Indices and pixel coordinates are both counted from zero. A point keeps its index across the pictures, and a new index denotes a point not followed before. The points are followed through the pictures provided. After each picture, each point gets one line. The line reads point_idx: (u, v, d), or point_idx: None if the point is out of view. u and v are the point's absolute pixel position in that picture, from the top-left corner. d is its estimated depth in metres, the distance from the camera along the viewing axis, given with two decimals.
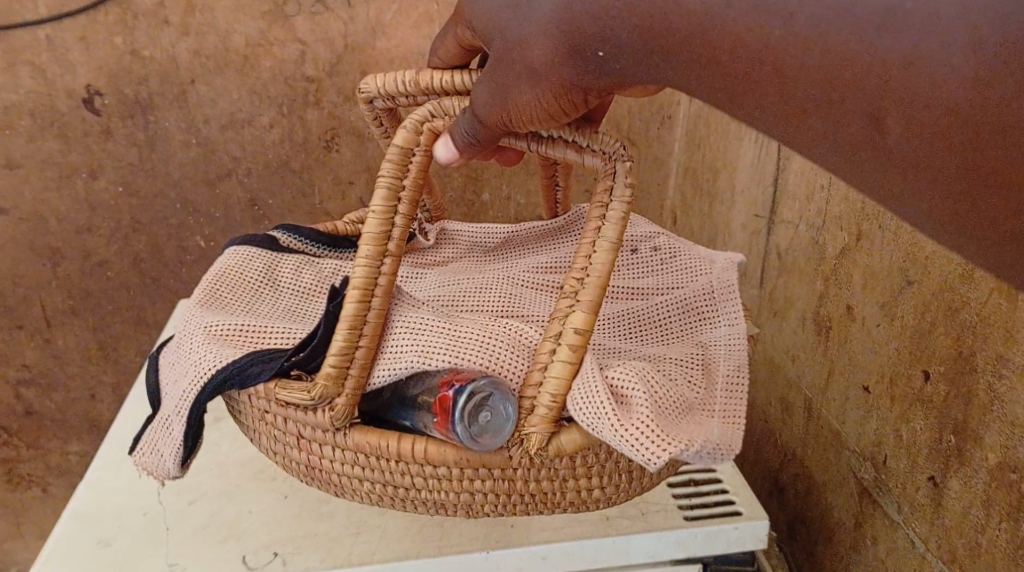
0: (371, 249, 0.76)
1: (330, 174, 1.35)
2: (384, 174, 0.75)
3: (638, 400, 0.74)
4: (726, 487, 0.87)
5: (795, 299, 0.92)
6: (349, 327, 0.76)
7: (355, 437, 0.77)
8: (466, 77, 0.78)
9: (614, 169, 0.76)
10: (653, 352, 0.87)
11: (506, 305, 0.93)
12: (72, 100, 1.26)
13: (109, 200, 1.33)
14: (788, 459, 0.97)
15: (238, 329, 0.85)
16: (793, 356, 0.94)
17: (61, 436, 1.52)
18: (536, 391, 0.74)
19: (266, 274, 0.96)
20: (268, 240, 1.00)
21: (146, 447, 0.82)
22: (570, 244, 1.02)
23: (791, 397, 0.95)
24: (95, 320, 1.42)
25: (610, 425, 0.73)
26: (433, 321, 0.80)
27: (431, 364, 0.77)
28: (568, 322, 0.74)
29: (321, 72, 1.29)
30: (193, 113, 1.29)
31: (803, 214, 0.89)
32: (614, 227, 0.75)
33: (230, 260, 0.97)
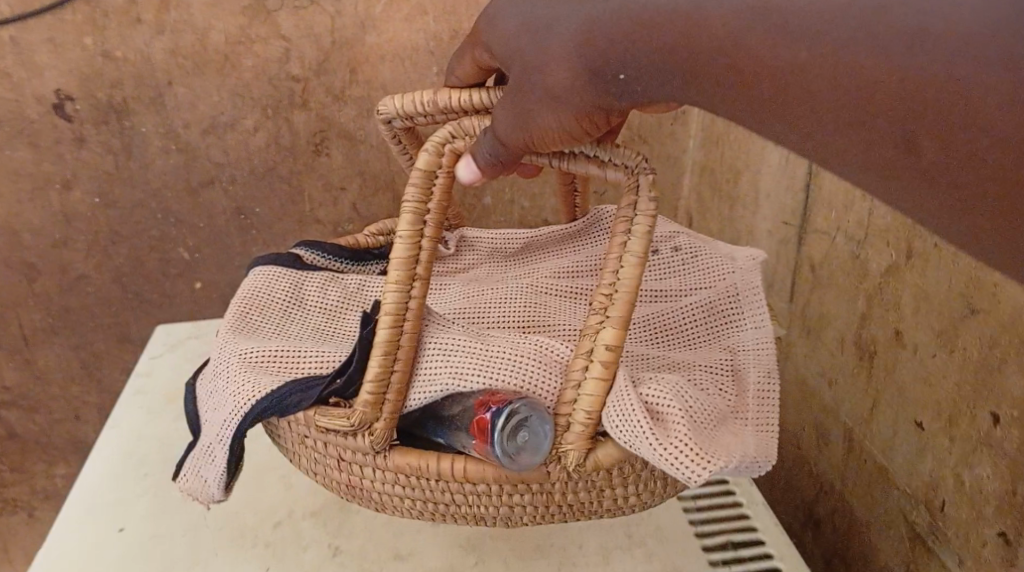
0: (400, 274, 0.68)
1: (321, 179, 1.25)
2: (408, 199, 0.67)
3: (676, 414, 0.66)
4: (756, 524, 0.81)
5: (833, 318, 0.83)
6: (383, 353, 0.69)
7: (399, 459, 0.69)
8: (486, 95, 0.70)
9: (638, 181, 0.67)
10: (688, 357, 0.78)
11: (530, 312, 0.84)
12: (40, 106, 1.15)
13: (86, 212, 1.22)
14: (825, 491, 0.89)
15: (274, 354, 0.77)
16: (830, 380, 0.85)
17: (44, 461, 1.41)
18: (572, 409, 0.67)
19: (294, 293, 0.86)
20: (291, 259, 0.90)
21: (190, 473, 0.76)
22: (596, 247, 0.92)
23: (829, 425, 0.86)
24: (77, 338, 1.30)
25: (648, 441, 0.65)
26: (461, 340, 0.72)
27: (465, 386, 0.69)
28: (599, 340, 0.67)
29: (307, 70, 1.19)
30: (172, 118, 1.18)
31: (843, 225, 0.79)
32: (642, 236, 0.66)
33: (250, 284, 0.87)
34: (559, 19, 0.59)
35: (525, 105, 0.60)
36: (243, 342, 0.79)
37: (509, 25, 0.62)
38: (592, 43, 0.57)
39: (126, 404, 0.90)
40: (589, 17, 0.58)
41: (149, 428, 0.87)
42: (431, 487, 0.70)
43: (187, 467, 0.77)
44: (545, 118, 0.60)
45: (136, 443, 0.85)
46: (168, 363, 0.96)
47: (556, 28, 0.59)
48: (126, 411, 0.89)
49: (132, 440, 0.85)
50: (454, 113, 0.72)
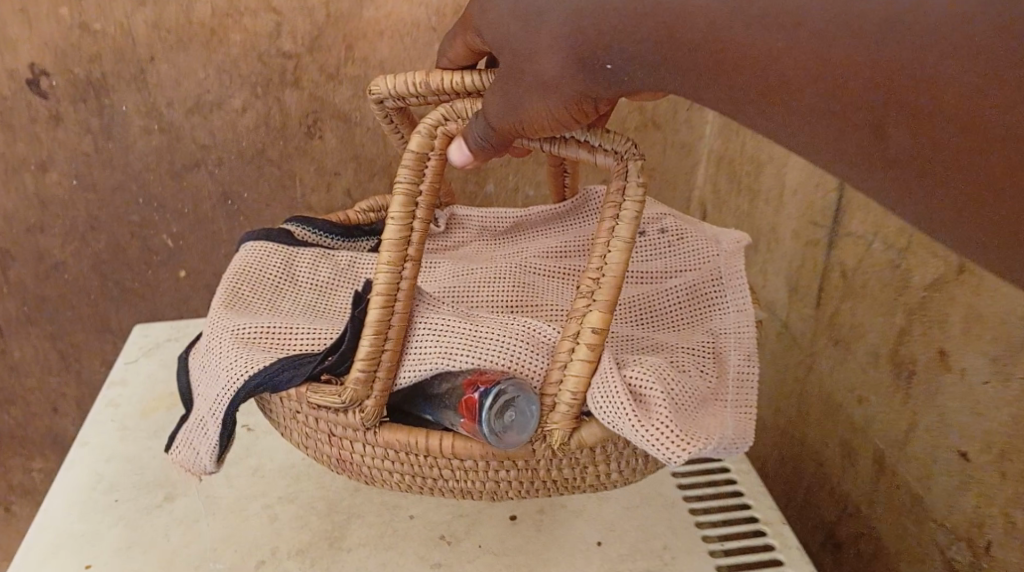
0: (392, 255, 0.63)
1: (313, 163, 1.16)
2: (400, 179, 0.62)
3: (658, 395, 0.62)
4: (772, 540, 0.73)
5: (865, 331, 0.77)
6: (375, 332, 0.63)
7: (386, 436, 0.63)
8: (479, 78, 0.66)
9: (626, 168, 0.63)
10: (671, 336, 0.72)
11: (516, 290, 0.77)
12: (13, 82, 1.06)
13: (64, 195, 1.13)
14: (847, 513, 0.82)
15: (266, 331, 0.70)
16: (859, 397, 0.79)
17: (21, 453, 1.35)
18: (558, 388, 0.61)
19: (285, 269, 0.78)
20: (284, 234, 0.81)
21: (183, 444, 0.69)
22: (588, 224, 0.85)
23: (856, 443, 0.80)
24: (53, 328, 1.23)
25: (628, 423, 0.60)
26: (448, 319, 0.66)
27: (451, 365, 0.63)
28: (585, 323, 0.61)
29: (300, 46, 1.09)
30: (155, 96, 1.09)
31: (882, 232, 0.73)
32: (631, 219, 0.62)
33: (238, 263, 0.78)
34: (546, 7, 0.58)
35: (513, 90, 0.60)
36: (232, 319, 0.71)
37: (498, 13, 0.61)
38: (582, 33, 0.57)
39: (97, 420, 0.83)
40: (580, 4, 0.57)
41: (120, 446, 0.80)
42: (417, 463, 0.64)
43: (179, 438, 0.70)
44: (532, 106, 0.59)
45: (107, 464, 0.78)
46: (142, 373, 0.89)
47: (545, 15, 0.58)
48: (96, 428, 0.82)
49: (103, 460, 0.78)
50: (446, 96, 0.67)
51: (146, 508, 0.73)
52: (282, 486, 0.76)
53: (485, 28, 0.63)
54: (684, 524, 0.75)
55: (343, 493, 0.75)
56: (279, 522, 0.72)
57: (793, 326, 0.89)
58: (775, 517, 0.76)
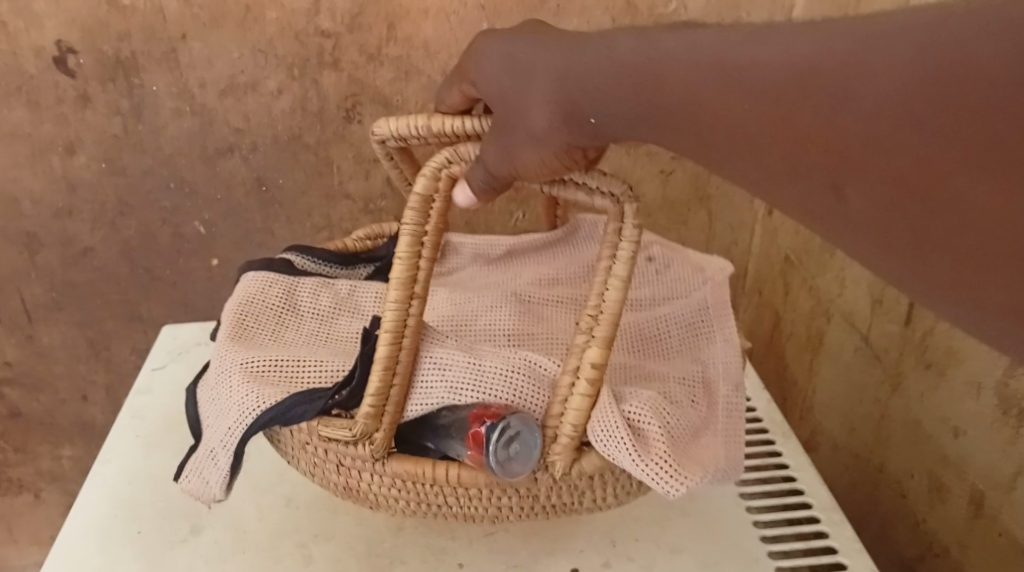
0: (399, 293, 0.60)
1: (352, 151, 1.05)
2: (406, 221, 0.60)
3: (658, 429, 0.62)
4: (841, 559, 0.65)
5: (969, 356, 0.69)
6: (384, 367, 0.61)
7: (393, 467, 0.62)
8: (480, 122, 0.63)
9: (622, 209, 0.60)
10: (671, 368, 0.70)
11: (521, 319, 0.72)
12: (39, 60, 0.95)
13: (91, 178, 1.02)
14: (934, 554, 0.74)
15: (275, 363, 0.66)
16: (957, 429, 0.71)
17: (51, 439, 1.18)
18: (559, 421, 0.61)
19: (288, 298, 0.74)
20: (283, 263, 0.76)
21: (191, 473, 0.65)
22: (587, 250, 0.81)
23: (947, 480, 0.72)
24: (83, 315, 1.10)
25: (627, 456, 0.60)
26: (446, 352, 0.64)
27: (454, 399, 0.62)
28: (585, 358, 0.60)
29: (340, 25, 0.98)
30: (186, 77, 0.98)
31: None
32: (625, 262, 0.60)
33: (236, 295, 0.73)
34: (537, 66, 0.58)
35: (508, 137, 0.58)
36: (237, 355, 0.66)
37: (491, 69, 0.61)
38: (573, 86, 0.56)
39: (119, 433, 0.78)
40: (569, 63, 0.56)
41: (145, 466, 0.74)
42: (422, 491, 0.63)
43: (189, 466, 0.66)
44: (527, 153, 0.58)
45: (130, 486, 0.72)
46: (171, 384, 0.83)
47: (537, 73, 0.58)
48: (119, 445, 0.76)
49: (124, 481, 0.72)
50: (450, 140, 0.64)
51: (169, 542, 0.67)
52: (317, 522, 0.70)
53: (480, 80, 0.62)
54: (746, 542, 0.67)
55: (386, 534, 0.69)
56: (315, 565, 0.66)
57: (877, 341, 0.80)
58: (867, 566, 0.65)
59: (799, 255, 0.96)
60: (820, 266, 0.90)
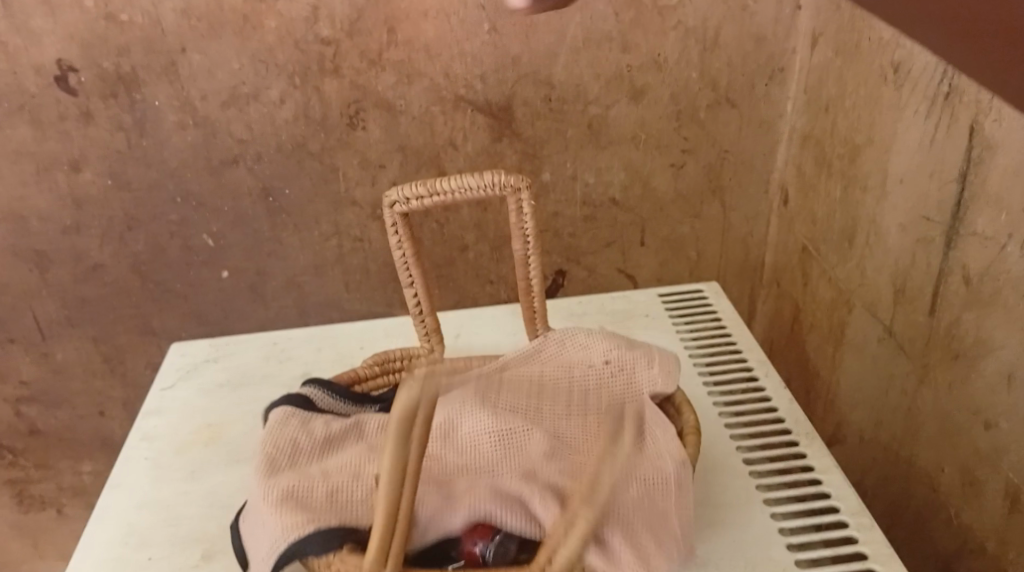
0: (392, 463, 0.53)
1: (356, 157, 1.01)
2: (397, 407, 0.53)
3: (674, 505, 0.61)
4: (864, 551, 0.62)
5: (995, 347, 0.67)
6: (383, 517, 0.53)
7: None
8: (490, 177, 0.70)
9: None
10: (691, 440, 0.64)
11: (581, 395, 0.68)
12: (39, 78, 0.94)
13: (98, 195, 1.01)
14: (969, 550, 0.72)
15: (301, 491, 0.59)
16: (990, 423, 0.68)
17: (72, 454, 1.17)
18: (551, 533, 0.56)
19: (323, 450, 0.64)
20: (299, 399, 0.68)
21: None
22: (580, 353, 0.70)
23: (980, 473, 0.70)
24: (98, 332, 1.09)
25: (616, 543, 0.57)
26: (430, 492, 0.61)
27: (447, 527, 0.60)
28: None
29: (339, 31, 0.94)
30: (187, 89, 0.96)
31: (1018, 233, 0.63)
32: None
33: (266, 435, 0.65)
34: None
35: None
36: (273, 478, 0.61)
37: None
38: None
39: (129, 456, 0.76)
40: None
41: (156, 490, 0.73)
42: None
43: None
44: None
45: (141, 512, 0.71)
46: (180, 402, 0.82)
47: None
48: (129, 469, 0.75)
49: (135, 507, 0.71)
50: (452, 199, 0.71)
51: (181, 569, 0.66)
52: None
53: None
54: (767, 539, 0.63)
55: None
56: None
57: (901, 332, 0.78)
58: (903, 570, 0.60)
59: (814, 245, 0.95)
60: (840, 254, 0.89)
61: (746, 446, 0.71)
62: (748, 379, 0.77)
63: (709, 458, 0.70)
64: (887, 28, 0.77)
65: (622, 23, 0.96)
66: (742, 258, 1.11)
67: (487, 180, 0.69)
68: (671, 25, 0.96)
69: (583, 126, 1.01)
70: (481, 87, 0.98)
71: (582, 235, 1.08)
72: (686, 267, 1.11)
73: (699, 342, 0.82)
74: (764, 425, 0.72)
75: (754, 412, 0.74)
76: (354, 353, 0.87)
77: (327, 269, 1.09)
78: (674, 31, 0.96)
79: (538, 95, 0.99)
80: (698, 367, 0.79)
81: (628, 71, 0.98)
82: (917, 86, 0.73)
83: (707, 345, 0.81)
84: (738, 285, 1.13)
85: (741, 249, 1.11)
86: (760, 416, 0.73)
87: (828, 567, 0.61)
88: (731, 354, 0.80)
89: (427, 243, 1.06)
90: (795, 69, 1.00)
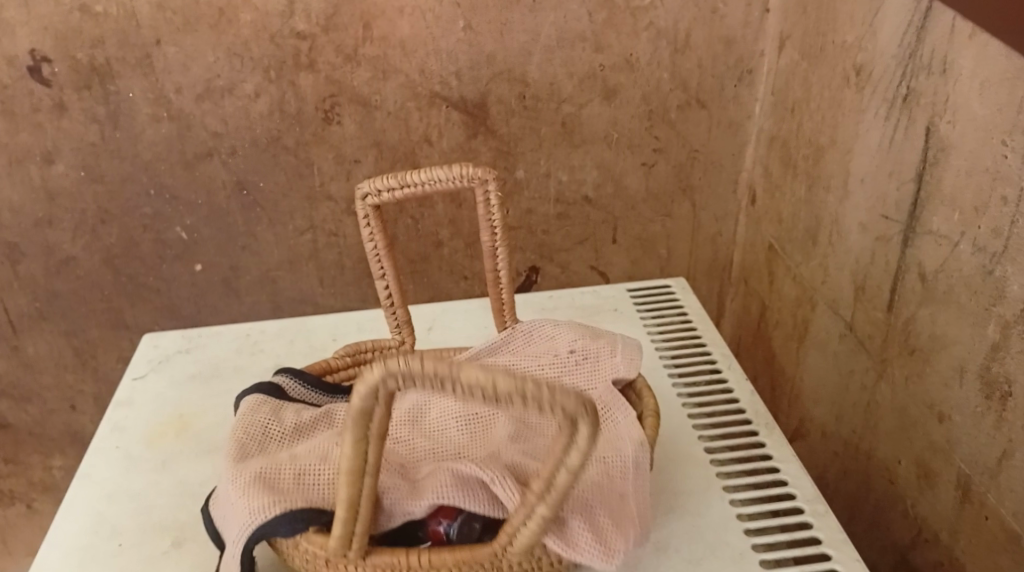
0: (351, 469, 0.52)
1: (332, 152, 1.02)
2: (347, 428, 0.50)
3: (632, 488, 0.62)
4: (818, 535, 0.64)
5: (948, 341, 0.69)
6: (346, 505, 0.53)
7: (373, 561, 0.56)
8: (460, 171, 0.71)
9: (575, 422, 0.50)
10: (651, 425, 0.65)
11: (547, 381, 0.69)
12: (13, 69, 0.94)
13: (71, 187, 1.01)
14: (925, 540, 0.74)
15: (271, 473, 0.60)
16: (943, 416, 0.70)
17: (42, 449, 1.17)
18: (512, 534, 0.55)
19: (293, 438, 0.65)
20: (269, 386, 0.69)
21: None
22: (544, 343, 0.72)
23: (934, 465, 0.72)
24: (68, 324, 1.09)
25: (576, 526, 0.58)
26: (396, 482, 0.60)
27: (411, 512, 0.58)
28: (532, 515, 0.54)
29: (315, 25, 0.95)
30: (162, 82, 0.96)
31: (969, 231, 0.66)
32: (588, 428, 0.50)
33: (238, 420, 0.66)
34: None
35: None
36: (243, 462, 0.61)
37: None
38: None
39: (100, 448, 0.77)
40: None
41: (128, 481, 0.73)
42: None
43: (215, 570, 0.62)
44: None
45: (111, 502, 0.71)
46: (152, 394, 0.82)
47: None
48: (100, 457, 0.76)
49: (104, 498, 0.71)
50: (421, 192, 0.72)
51: (151, 554, 0.67)
52: None
53: None
54: (725, 524, 0.65)
55: None
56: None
57: (860, 329, 0.81)
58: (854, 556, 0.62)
59: (779, 244, 0.97)
60: (805, 252, 0.91)
61: (707, 436, 0.72)
62: (711, 372, 0.79)
63: (671, 446, 0.72)
64: (851, 32, 0.79)
65: (595, 22, 0.97)
66: (711, 257, 1.13)
67: (459, 172, 0.71)
68: (643, 26, 0.98)
69: (556, 124, 1.02)
70: (457, 84, 0.99)
71: (555, 232, 1.09)
72: (657, 264, 1.13)
73: (664, 335, 0.83)
74: (725, 416, 0.74)
75: (716, 403, 0.76)
76: (326, 346, 0.88)
77: (301, 264, 1.09)
78: (646, 31, 0.98)
79: (512, 92, 1.00)
80: (663, 359, 0.80)
81: (601, 71, 1.00)
82: (878, 89, 0.75)
83: (672, 339, 0.83)
84: (707, 283, 1.15)
85: (711, 248, 1.13)
86: (722, 406, 0.75)
87: (783, 552, 0.63)
88: (695, 346, 0.82)
89: (402, 239, 1.07)
90: (764, 71, 1.02)
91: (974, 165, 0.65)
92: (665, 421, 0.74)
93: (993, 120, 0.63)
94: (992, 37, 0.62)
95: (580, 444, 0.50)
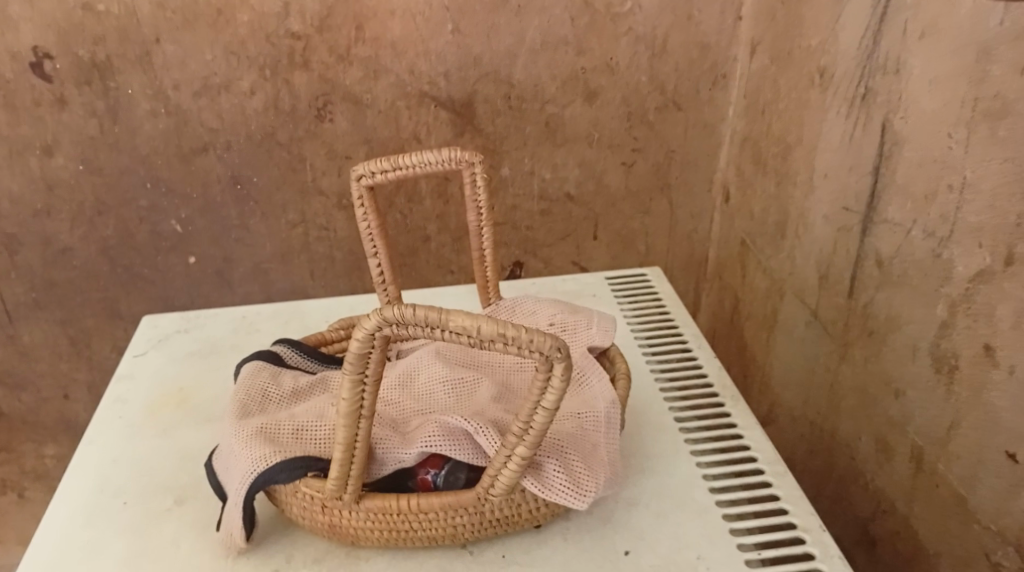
0: (348, 414, 0.57)
1: (324, 147, 1.06)
2: (345, 372, 0.55)
3: (604, 440, 0.66)
4: (776, 491, 0.68)
5: (902, 322, 0.74)
6: (343, 446, 0.58)
7: (367, 504, 0.61)
8: (446, 154, 0.76)
9: (552, 365, 0.54)
10: (622, 387, 0.70)
11: None
12: (16, 64, 0.98)
13: (69, 179, 1.05)
14: (882, 511, 0.79)
15: (272, 427, 0.64)
16: (898, 391, 0.75)
17: (35, 436, 1.20)
18: (494, 476, 0.59)
19: (292, 400, 0.70)
20: (268, 354, 0.73)
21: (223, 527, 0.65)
22: (526, 316, 0.76)
23: (892, 438, 0.76)
24: (64, 313, 1.12)
25: (551, 469, 0.62)
26: (387, 433, 0.64)
27: (402, 460, 0.63)
28: (512, 457, 0.58)
29: (309, 26, 0.99)
30: (161, 79, 1.00)
31: (920, 219, 0.71)
32: (562, 368, 0.54)
33: (239, 385, 0.70)
34: None
35: None
36: (244, 420, 0.66)
37: None
38: None
39: (103, 417, 0.81)
40: None
41: (130, 447, 0.77)
42: (392, 524, 0.62)
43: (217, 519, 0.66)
44: None
45: (114, 465, 0.75)
46: (151, 369, 0.86)
47: None
48: (103, 426, 0.79)
49: (109, 461, 0.75)
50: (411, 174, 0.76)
51: (153, 513, 0.70)
52: None
53: None
54: (691, 482, 0.70)
55: None
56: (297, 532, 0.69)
57: (824, 315, 0.85)
58: (808, 509, 0.67)
59: (751, 238, 1.03)
60: (774, 244, 0.96)
61: (676, 406, 0.77)
62: (682, 350, 0.83)
63: (642, 415, 0.76)
64: (816, 37, 0.85)
65: (578, 27, 1.02)
66: (688, 253, 1.18)
67: (447, 155, 0.76)
68: (623, 32, 1.03)
69: (540, 123, 1.07)
70: (445, 84, 1.04)
71: (539, 228, 1.14)
72: (637, 259, 1.18)
73: (639, 317, 0.88)
74: (694, 389, 0.79)
75: (685, 377, 0.80)
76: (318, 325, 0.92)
77: (293, 257, 1.13)
78: (625, 36, 1.03)
79: (498, 92, 1.05)
80: (637, 338, 0.85)
81: (582, 73, 1.05)
82: (841, 89, 0.81)
83: (646, 320, 0.88)
84: (685, 279, 1.20)
85: (688, 244, 1.18)
86: (691, 380, 0.80)
87: (744, 506, 0.67)
88: (668, 327, 0.87)
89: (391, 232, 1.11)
90: (737, 76, 1.07)
91: (924, 159, 0.70)
92: (637, 393, 0.78)
93: (941, 116, 0.68)
94: (941, 39, 0.67)
95: (556, 385, 0.55)
